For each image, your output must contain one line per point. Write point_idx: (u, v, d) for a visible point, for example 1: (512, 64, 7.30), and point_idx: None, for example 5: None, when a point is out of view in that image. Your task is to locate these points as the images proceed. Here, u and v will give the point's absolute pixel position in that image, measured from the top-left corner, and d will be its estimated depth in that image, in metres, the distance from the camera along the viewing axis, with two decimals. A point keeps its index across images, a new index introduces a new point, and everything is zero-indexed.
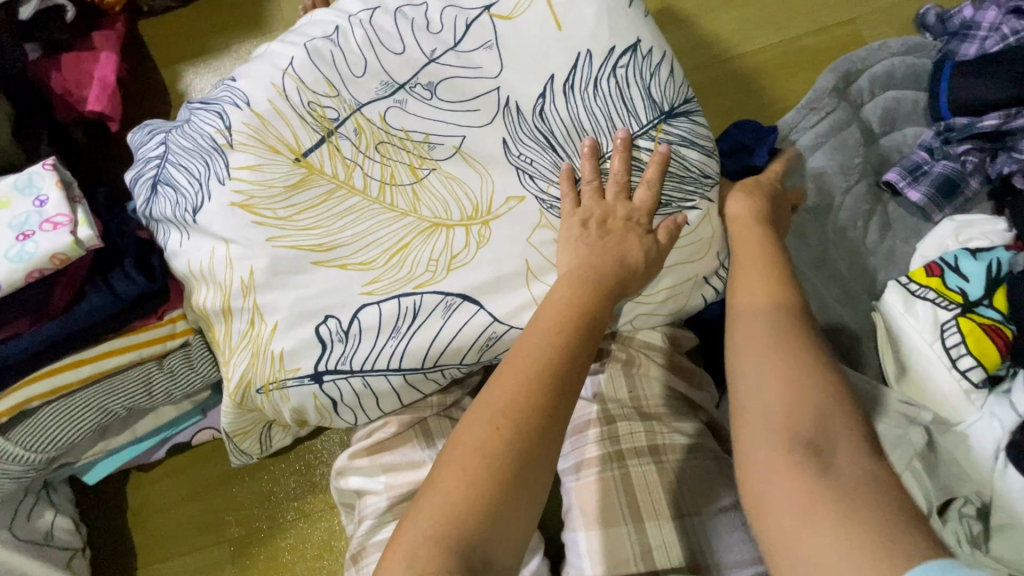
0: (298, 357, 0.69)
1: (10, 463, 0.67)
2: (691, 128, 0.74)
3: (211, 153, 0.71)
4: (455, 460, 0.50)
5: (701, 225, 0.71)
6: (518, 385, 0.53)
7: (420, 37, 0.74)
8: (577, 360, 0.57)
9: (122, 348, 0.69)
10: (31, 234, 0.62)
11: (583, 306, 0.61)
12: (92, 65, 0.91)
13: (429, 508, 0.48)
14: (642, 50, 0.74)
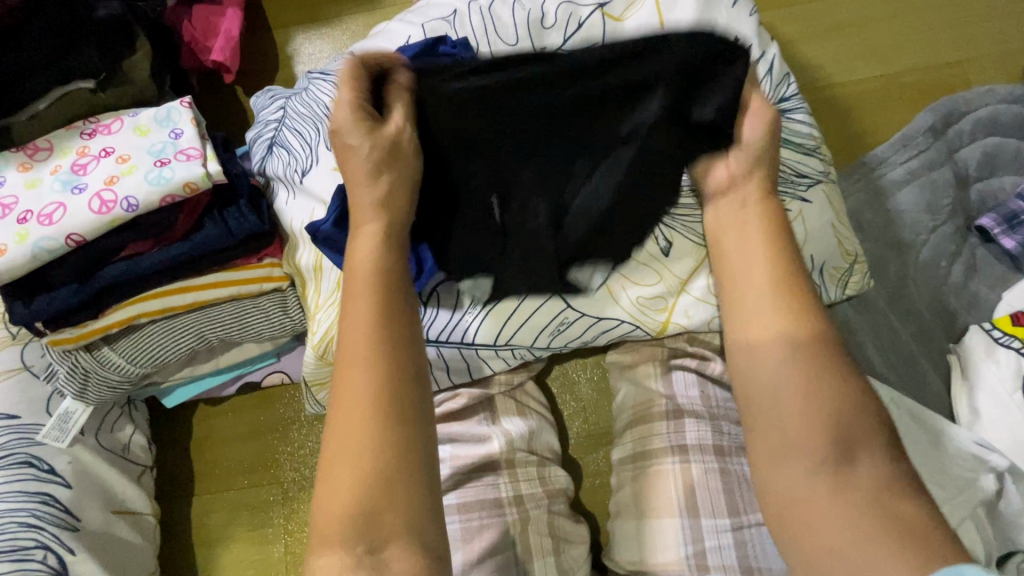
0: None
1: (109, 373, 0.72)
2: (783, 127, 0.72)
3: (322, 121, 0.76)
4: (328, 468, 0.47)
5: (789, 229, 0.68)
6: (363, 385, 0.48)
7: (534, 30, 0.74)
8: (397, 321, 0.51)
9: (223, 282, 0.73)
10: (167, 161, 0.67)
11: (390, 260, 0.54)
12: (220, 19, 0.96)
13: (320, 538, 0.45)
14: (739, 50, 0.73)
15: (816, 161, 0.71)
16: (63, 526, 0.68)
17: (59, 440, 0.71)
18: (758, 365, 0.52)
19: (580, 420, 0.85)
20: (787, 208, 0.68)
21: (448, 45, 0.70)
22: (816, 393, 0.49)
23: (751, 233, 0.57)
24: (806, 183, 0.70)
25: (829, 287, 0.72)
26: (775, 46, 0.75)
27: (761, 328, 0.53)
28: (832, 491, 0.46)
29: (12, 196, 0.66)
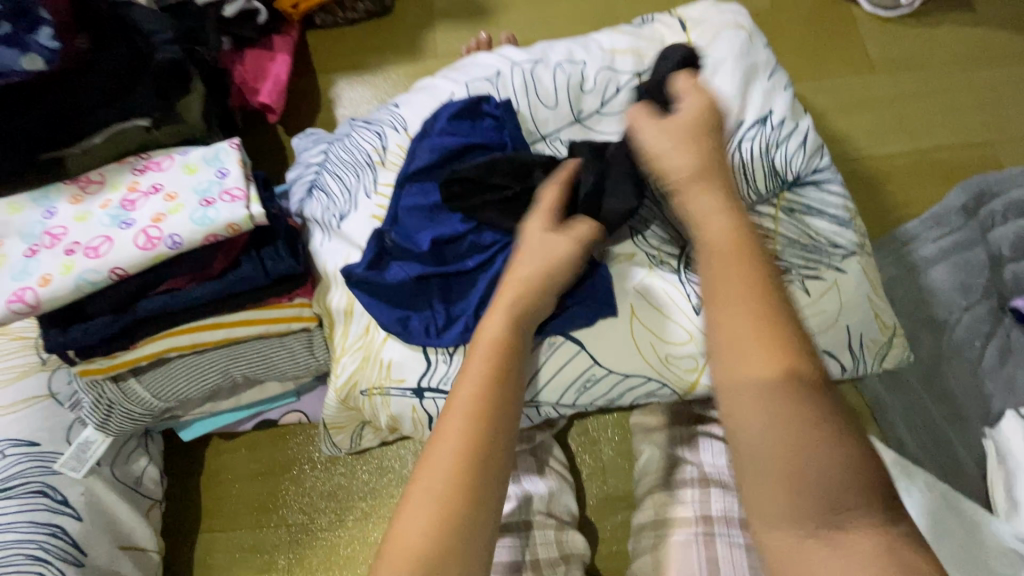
0: (404, 369, 0.70)
1: (133, 404, 0.72)
2: (818, 198, 0.73)
3: (362, 168, 0.78)
4: (422, 475, 0.48)
5: (824, 298, 0.69)
6: (455, 450, 0.49)
7: (573, 92, 0.78)
8: (503, 402, 0.52)
9: (252, 320, 0.73)
10: (213, 201, 0.69)
11: (509, 331, 0.57)
12: (269, 63, 1.01)
13: (389, 560, 0.45)
14: (773, 121, 0.73)
15: (852, 233, 0.72)
16: (69, 560, 0.67)
17: (74, 470, 0.70)
18: (742, 392, 0.44)
19: (597, 481, 0.83)
20: (822, 277, 0.70)
21: (491, 108, 0.74)
22: (801, 445, 0.42)
23: (716, 213, 0.52)
24: (841, 254, 0.71)
25: (865, 360, 0.71)
26: (808, 120, 0.75)
27: (759, 374, 0.43)
28: (820, 560, 0.40)
29: (62, 227, 0.67)
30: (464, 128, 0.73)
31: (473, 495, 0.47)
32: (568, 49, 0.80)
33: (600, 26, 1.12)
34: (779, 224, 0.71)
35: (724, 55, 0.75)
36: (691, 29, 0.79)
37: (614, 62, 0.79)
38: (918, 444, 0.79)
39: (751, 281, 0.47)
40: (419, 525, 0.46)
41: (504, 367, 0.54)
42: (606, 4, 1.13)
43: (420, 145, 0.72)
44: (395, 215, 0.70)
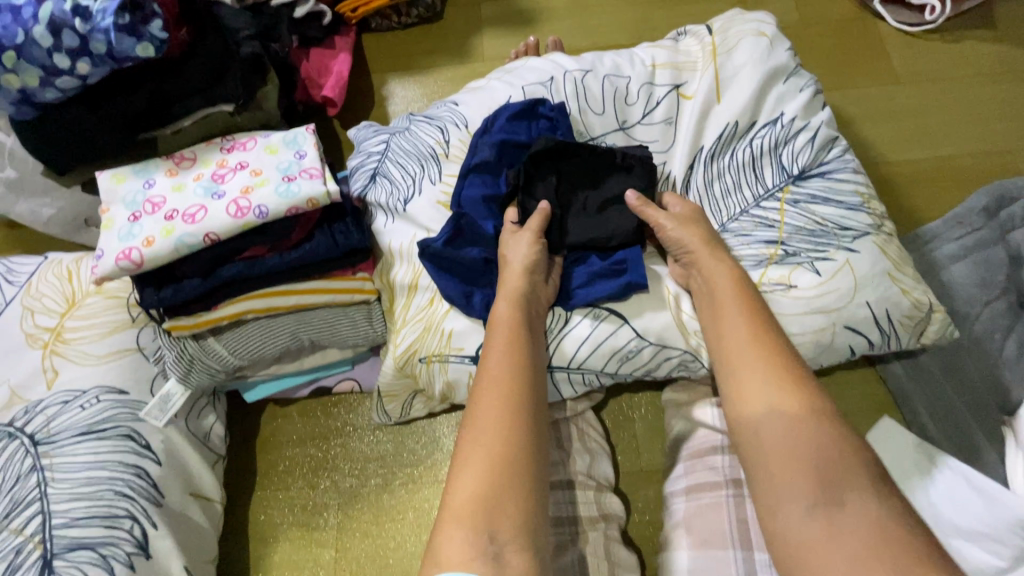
0: (464, 339, 0.76)
1: (211, 361, 0.79)
2: (825, 187, 0.78)
3: (425, 159, 0.85)
4: (472, 433, 0.59)
5: (837, 276, 0.73)
6: (497, 409, 0.60)
7: (618, 103, 0.85)
8: (531, 376, 0.64)
9: (322, 289, 0.80)
10: (293, 177, 0.76)
11: (524, 317, 0.69)
12: (332, 60, 1.10)
13: (453, 501, 0.55)
14: (783, 120, 0.81)
15: (863, 216, 0.76)
16: (151, 500, 0.73)
17: (157, 418, 0.76)
18: (756, 410, 0.60)
19: (631, 455, 0.88)
20: (832, 259, 0.74)
21: (547, 110, 0.82)
22: (805, 448, 0.56)
23: (724, 274, 0.70)
24: (852, 236, 0.75)
25: (900, 335, 0.75)
26: (823, 116, 0.81)
27: (762, 393, 0.61)
28: (829, 525, 0.53)
29: (161, 196, 0.75)
30: (523, 128, 0.81)
31: (523, 459, 0.57)
32: (614, 62, 0.88)
33: (637, 35, 1.19)
34: (785, 215, 0.77)
35: (748, 61, 0.84)
36: (716, 39, 0.87)
37: (655, 76, 0.86)
38: (939, 429, 0.83)
39: (745, 323, 0.66)
40: (474, 472, 0.56)
41: (520, 352, 0.66)
42: (643, 15, 1.21)
43: (483, 141, 0.80)
44: (459, 201, 0.79)
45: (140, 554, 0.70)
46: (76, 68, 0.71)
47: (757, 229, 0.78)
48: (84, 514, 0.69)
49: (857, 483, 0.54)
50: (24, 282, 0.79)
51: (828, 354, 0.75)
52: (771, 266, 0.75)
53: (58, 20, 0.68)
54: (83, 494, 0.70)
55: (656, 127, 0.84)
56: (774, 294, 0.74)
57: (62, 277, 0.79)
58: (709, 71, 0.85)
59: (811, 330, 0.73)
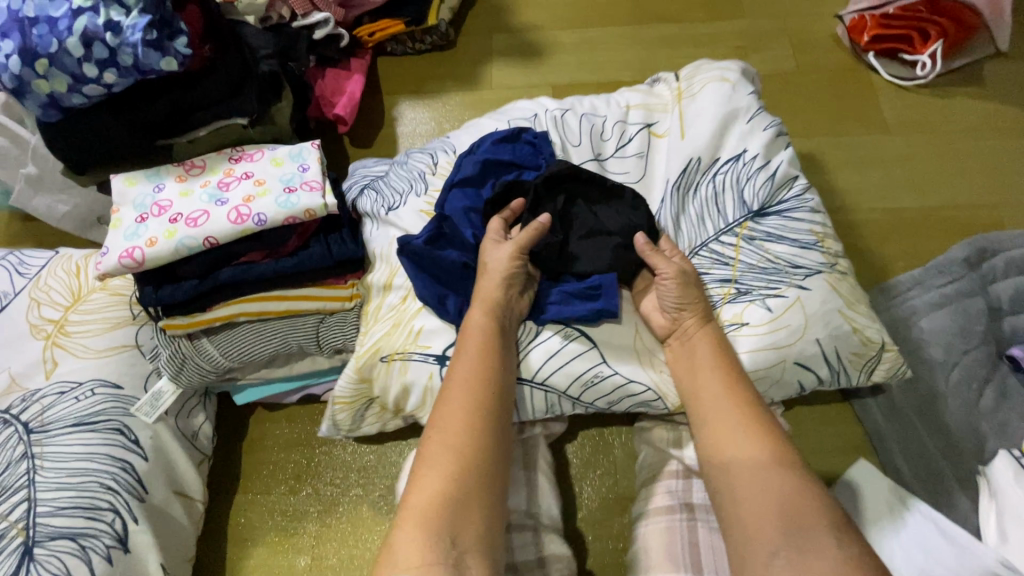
0: (432, 337, 0.77)
1: (201, 361, 0.81)
2: (781, 225, 0.80)
3: (415, 176, 0.89)
4: (437, 441, 0.61)
5: (788, 312, 0.74)
6: (464, 420, 0.62)
7: (593, 137, 0.88)
8: (501, 390, 0.66)
9: (313, 296, 0.82)
10: (294, 189, 0.79)
11: (498, 328, 0.70)
12: (346, 81, 1.16)
13: (413, 506, 0.57)
14: (745, 157, 0.82)
15: (816, 254, 0.78)
16: (133, 494, 0.74)
17: (147, 415, 0.78)
18: (725, 447, 0.63)
19: (608, 481, 0.89)
20: (784, 295, 0.75)
21: (530, 136, 0.86)
22: (769, 484, 0.58)
23: (699, 314, 0.73)
24: (803, 274, 0.76)
25: (851, 372, 0.77)
26: (784, 154, 0.83)
27: (732, 440, 0.63)
28: (792, 560, 0.54)
29: (168, 200, 0.79)
30: (507, 149, 0.84)
31: (487, 474, 0.60)
32: (592, 104, 0.92)
33: (641, 73, 1.24)
34: (740, 253, 0.79)
35: (711, 100, 0.86)
36: (682, 82, 0.91)
37: (628, 115, 0.90)
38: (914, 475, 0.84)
39: (719, 369, 0.68)
40: (437, 480, 0.58)
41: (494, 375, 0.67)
42: (647, 54, 1.26)
43: (467, 160, 0.83)
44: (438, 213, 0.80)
45: (119, 547, 0.72)
46: (103, 78, 0.75)
47: (711, 266, 0.80)
48: (69, 504, 0.71)
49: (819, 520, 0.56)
50: (34, 274, 0.83)
51: (779, 388, 0.75)
52: (726, 304, 0.76)
53: (91, 32, 0.73)
54: (69, 484, 0.71)
55: (628, 160, 0.87)
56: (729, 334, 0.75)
57: (70, 272, 0.83)
58: (674, 112, 0.88)
59: (765, 363, 0.73)
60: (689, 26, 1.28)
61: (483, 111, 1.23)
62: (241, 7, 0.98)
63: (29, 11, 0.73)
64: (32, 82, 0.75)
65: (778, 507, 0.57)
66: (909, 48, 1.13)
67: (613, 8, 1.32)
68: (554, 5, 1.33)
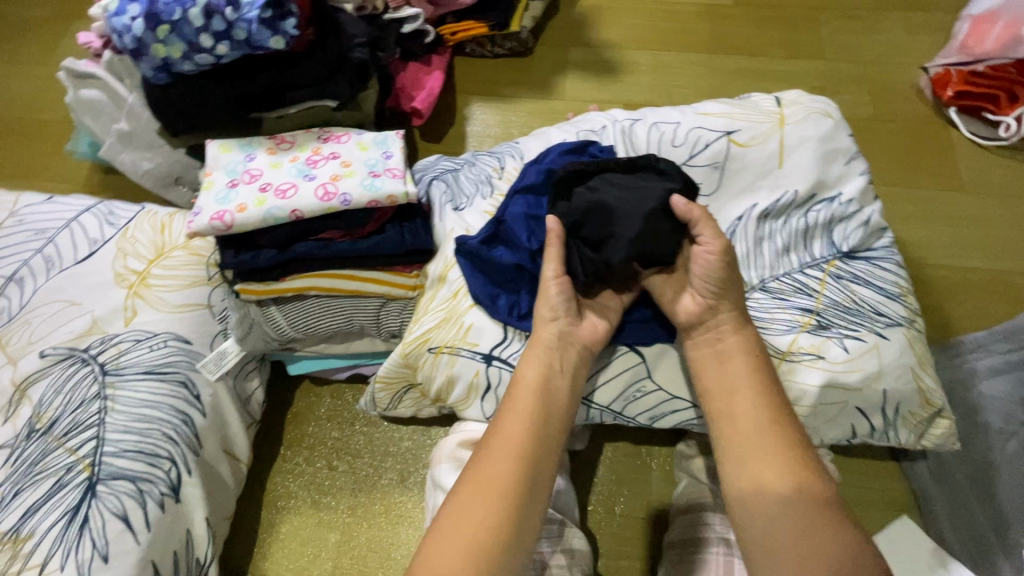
0: (480, 335, 0.76)
1: (268, 327, 0.84)
2: (867, 272, 0.80)
3: (480, 178, 0.90)
4: (471, 489, 0.58)
5: (864, 357, 0.73)
6: (501, 473, 0.58)
7: (664, 146, 0.87)
8: (542, 448, 0.62)
9: (379, 280, 0.84)
10: (379, 174, 0.81)
11: (551, 380, 0.66)
12: (426, 77, 1.18)
13: (438, 551, 0.54)
14: (841, 200, 0.83)
15: (899, 307, 0.77)
16: (190, 447, 0.77)
17: (210, 372, 0.82)
18: (754, 483, 0.60)
19: (643, 501, 0.89)
20: (863, 339, 0.74)
21: (596, 149, 0.84)
22: (809, 535, 0.55)
23: (754, 361, 0.66)
24: (885, 323, 0.76)
25: (902, 429, 0.76)
26: (875, 207, 0.83)
27: (765, 478, 0.59)
28: None
29: (259, 170, 0.82)
30: (571, 162, 0.82)
31: (517, 534, 0.56)
32: (664, 114, 0.91)
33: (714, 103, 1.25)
34: (824, 287, 0.77)
35: (813, 134, 0.85)
36: (786, 106, 0.88)
37: (707, 122, 0.87)
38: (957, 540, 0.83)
39: (763, 398, 0.63)
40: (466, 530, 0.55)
41: (549, 390, 0.65)
42: (721, 84, 1.27)
43: (530, 168, 0.83)
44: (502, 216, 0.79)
45: (171, 496, 0.74)
46: (215, 49, 0.79)
47: (791, 296, 0.78)
48: (131, 448, 0.73)
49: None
50: (122, 225, 0.87)
51: (831, 427, 0.75)
52: (805, 333, 0.74)
53: (213, 6, 0.77)
54: (135, 429, 0.74)
55: (701, 172, 0.85)
56: (801, 362, 0.73)
57: (156, 228, 0.87)
58: (774, 133, 0.85)
59: (824, 400, 0.73)
60: (766, 60, 1.28)
61: (553, 120, 1.25)
62: None
63: None
64: (150, 45, 0.79)
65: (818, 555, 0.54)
66: (993, 108, 1.12)
67: (692, 34, 1.32)
68: (634, 25, 1.35)
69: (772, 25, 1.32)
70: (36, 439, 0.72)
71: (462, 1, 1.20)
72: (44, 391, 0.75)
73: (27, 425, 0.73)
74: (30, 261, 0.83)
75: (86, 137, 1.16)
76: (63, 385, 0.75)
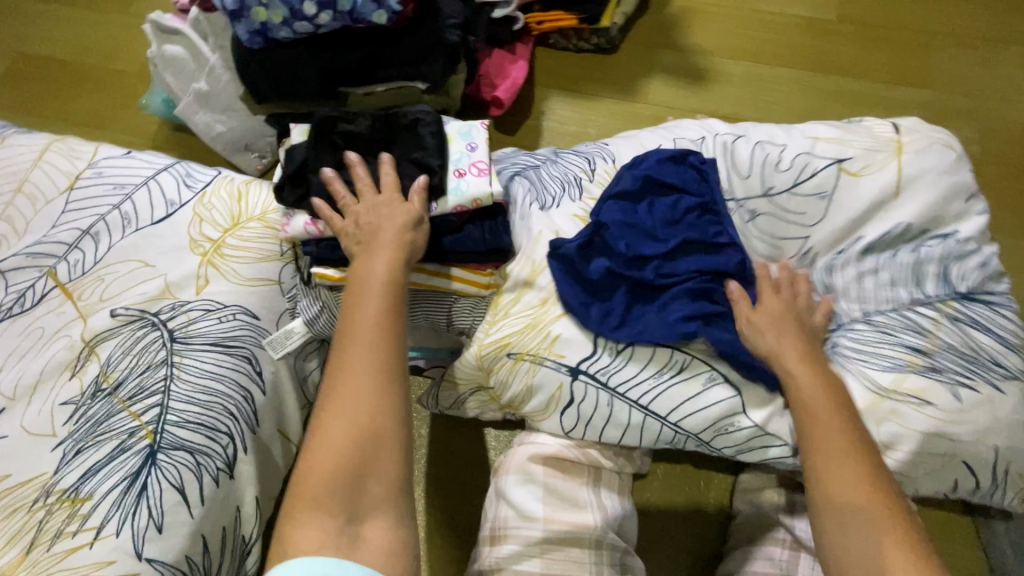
0: (567, 347, 0.77)
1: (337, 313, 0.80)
2: (985, 315, 0.78)
3: (570, 180, 0.87)
4: (337, 402, 0.56)
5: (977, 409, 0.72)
6: (363, 368, 0.57)
7: (769, 169, 0.85)
8: (394, 343, 0.60)
9: (458, 277, 0.80)
10: (462, 173, 0.77)
11: (391, 268, 0.66)
12: (511, 65, 1.14)
13: (314, 464, 0.54)
14: (958, 237, 0.80)
15: (1017, 357, 0.76)
16: (248, 425, 0.76)
17: (275, 351, 0.80)
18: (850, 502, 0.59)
19: (692, 529, 0.89)
20: (977, 390, 0.73)
21: (696, 161, 0.84)
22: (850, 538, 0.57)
23: (814, 379, 0.68)
24: (1001, 373, 0.75)
25: (1006, 490, 0.75)
26: (994, 250, 0.81)
27: (845, 493, 0.59)
28: None
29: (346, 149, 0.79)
30: (671, 170, 0.82)
31: (391, 440, 0.55)
32: (770, 132, 0.88)
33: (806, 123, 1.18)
34: (937, 330, 0.76)
35: (932, 167, 0.83)
36: (902, 135, 0.86)
37: (816, 149, 0.85)
38: None
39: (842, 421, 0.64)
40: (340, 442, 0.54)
41: (390, 281, 0.65)
42: (816, 104, 1.20)
43: (626, 173, 0.82)
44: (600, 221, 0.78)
45: (225, 472, 0.73)
46: (318, 18, 0.76)
47: (899, 332, 0.76)
48: (193, 420, 0.72)
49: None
50: (199, 189, 0.85)
51: (930, 477, 0.75)
52: (913, 375, 0.74)
53: None
54: (198, 401, 0.73)
55: (805, 200, 0.84)
56: (906, 404, 0.73)
57: (233, 196, 0.85)
58: (891, 164, 0.83)
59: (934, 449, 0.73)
60: (867, 84, 1.21)
61: (634, 124, 1.20)
62: None
63: None
64: (252, 8, 0.76)
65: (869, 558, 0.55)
66: None
67: (789, 48, 1.25)
68: (728, 31, 1.28)
69: (877, 46, 1.24)
70: (101, 398, 0.71)
71: None
72: (112, 350, 0.74)
73: (94, 383, 0.72)
74: (107, 215, 0.82)
75: (162, 93, 1.15)
76: (132, 347, 0.74)
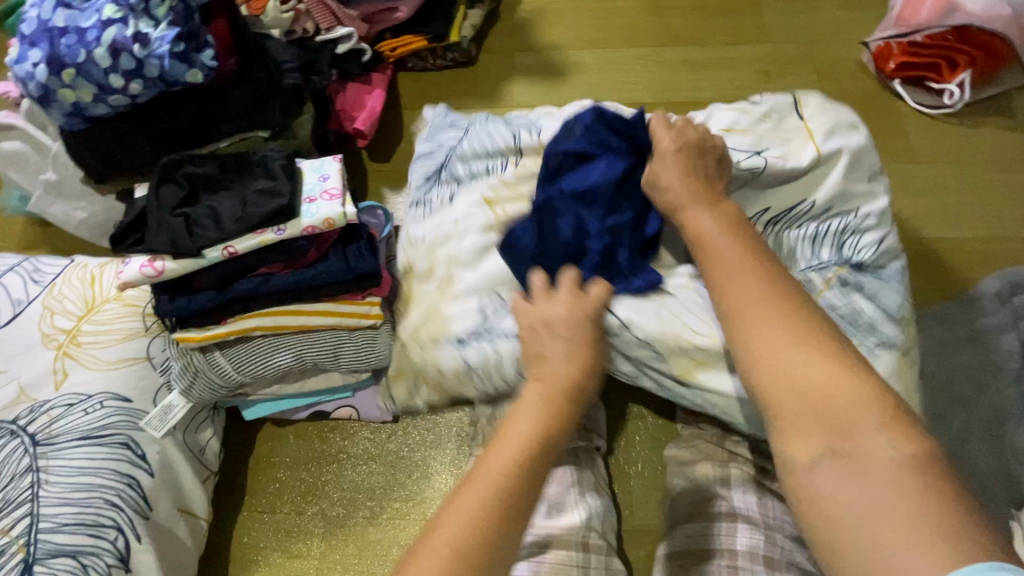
0: (456, 320, 0.75)
1: (214, 374, 0.79)
2: (875, 286, 0.76)
3: (491, 158, 0.82)
4: (469, 491, 0.50)
5: None
6: (509, 466, 0.52)
7: None
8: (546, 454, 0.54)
9: (327, 312, 0.80)
10: (314, 199, 0.77)
11: (563, 381, 0.59)
12: (368, 96, 1.15)
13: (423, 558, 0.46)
14: (858, 211, 0.79)
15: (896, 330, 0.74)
16: (138, 511, 0.72)
17: (156, 429, 0.77)
18: (774, 342, 0.49)
19: (627, 512, 0.87)
20: None
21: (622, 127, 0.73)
22: (806, 389, 0.46)
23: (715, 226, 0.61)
24: (878, 344, 0.73)
25: None
26: (892, 229, 0.80)
27: (778, 343, 0.49)
28: (848, 462, 0.42)
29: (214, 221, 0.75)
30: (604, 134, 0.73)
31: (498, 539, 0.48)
32: None
33: (665, 96, 1.23)
34: (826, 290, 0.75)
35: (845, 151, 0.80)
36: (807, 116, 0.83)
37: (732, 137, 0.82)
38: None
39: (739, 254, 0.57)
40: (452, 536, 0.47)
41: (568, 394, 0.59)
42: (669, 76, 1.25)
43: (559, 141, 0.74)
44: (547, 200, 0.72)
45: (120, 567, 0.69)
46: (128, 88, 0.75)
47: None
48: (71, 520, 0.69)
49: (870, 413, 0.44)
50: (48, 282, 0.82)
51: None
52: None
53: (120, 43, 0.73)
54: (74, 500, 0.70)
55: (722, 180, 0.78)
56: None
57: (85, 281, 0.82)
58: (806, 147, 0.80)
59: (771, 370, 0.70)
60: (711, 49, 1.27)
61: None
62: (267, 20, 1.02)
63: (60, 21, 0.73)
64: (58, 91, 0.75)
65: (823, 412, 0.45)
66: (935, 77, 1.12)
67: (635, 30, 1.31)
68: (576, 26, 1.33)
69: (714, 13, 1.31)
70: None
71: (398, 15, 1.18)
72: None
73: None
74: None
75: (15, 191, 1.10)
76: None
